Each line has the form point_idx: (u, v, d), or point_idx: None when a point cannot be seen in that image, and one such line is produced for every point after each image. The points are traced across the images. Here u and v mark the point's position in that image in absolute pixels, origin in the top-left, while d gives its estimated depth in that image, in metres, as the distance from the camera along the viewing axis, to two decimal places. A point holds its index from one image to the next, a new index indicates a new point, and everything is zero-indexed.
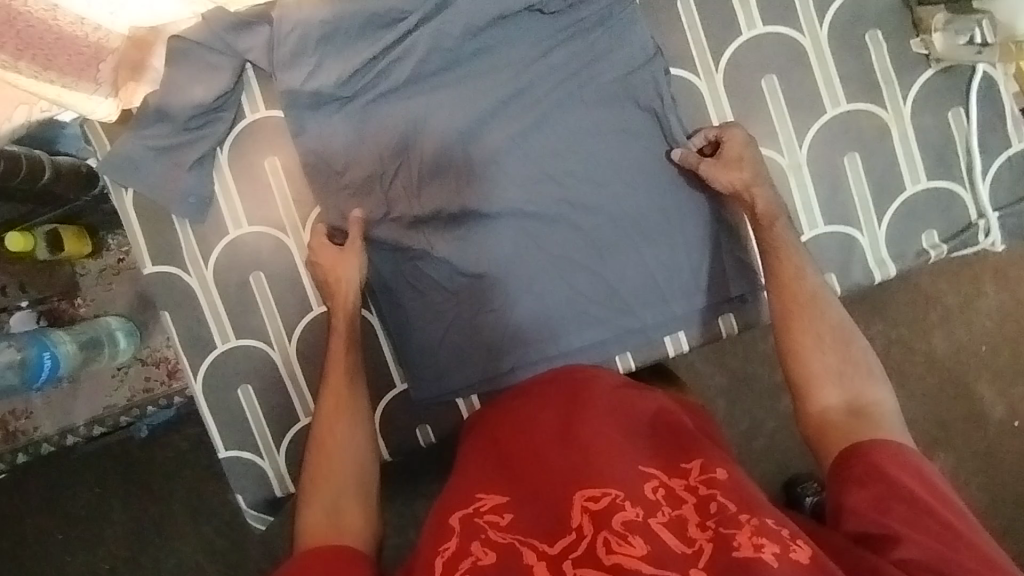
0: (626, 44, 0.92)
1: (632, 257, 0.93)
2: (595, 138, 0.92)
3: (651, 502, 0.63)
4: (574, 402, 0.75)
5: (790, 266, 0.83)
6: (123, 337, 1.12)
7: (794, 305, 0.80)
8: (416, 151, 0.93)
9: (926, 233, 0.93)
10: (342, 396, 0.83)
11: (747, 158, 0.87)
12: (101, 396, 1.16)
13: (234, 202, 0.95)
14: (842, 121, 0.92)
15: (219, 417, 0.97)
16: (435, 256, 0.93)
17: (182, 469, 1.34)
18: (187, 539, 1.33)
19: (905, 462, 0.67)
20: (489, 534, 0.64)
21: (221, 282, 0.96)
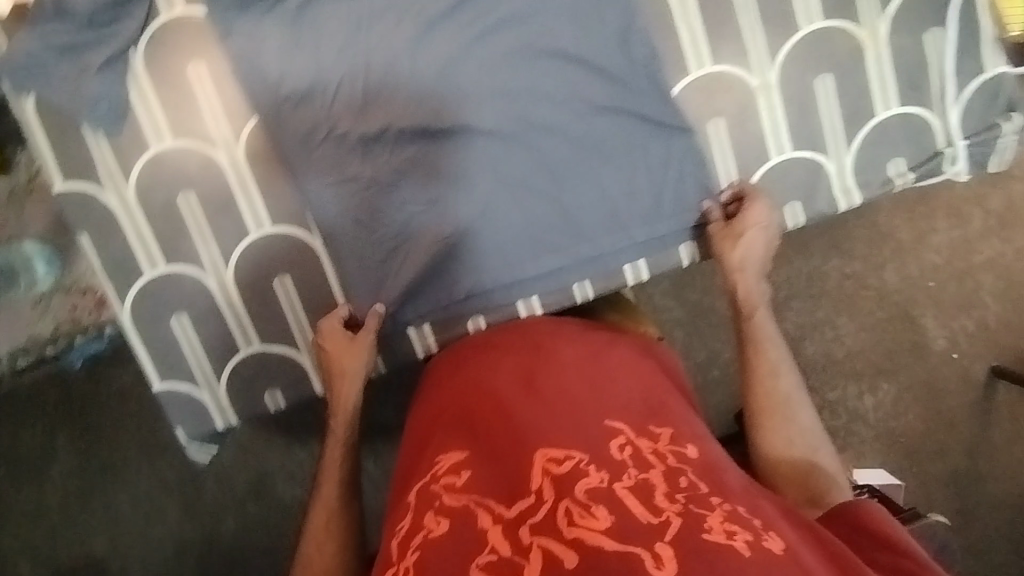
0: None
1: (590, 181, 0.88)
2: (552, 49, 0.85)
3: (618, 465, 0.59)
4: (539, 357, 0.75)
5: (767, 356, 0.76)
6: (42, 264, 1.05)
7: (768, 400, 0.74)
8: (358, 60, 0.84)
9: (894, 160, 0.91)
10: (333, 515, 0.77)
11: (755, 236, 0.82)
12: (21, 326, 1.06)
13: (154, 113, 0.85)
14: (817, 40, 0.87)
15: (152, 347, 0.91)
16: (377, 177, 0.86)
17: (124, 402, 1.28)
18: (132, 474, 1.28)
19: (891, 526, 0.61)
20: (444, 498, 0.60)
21: (145, 203, 0.87)
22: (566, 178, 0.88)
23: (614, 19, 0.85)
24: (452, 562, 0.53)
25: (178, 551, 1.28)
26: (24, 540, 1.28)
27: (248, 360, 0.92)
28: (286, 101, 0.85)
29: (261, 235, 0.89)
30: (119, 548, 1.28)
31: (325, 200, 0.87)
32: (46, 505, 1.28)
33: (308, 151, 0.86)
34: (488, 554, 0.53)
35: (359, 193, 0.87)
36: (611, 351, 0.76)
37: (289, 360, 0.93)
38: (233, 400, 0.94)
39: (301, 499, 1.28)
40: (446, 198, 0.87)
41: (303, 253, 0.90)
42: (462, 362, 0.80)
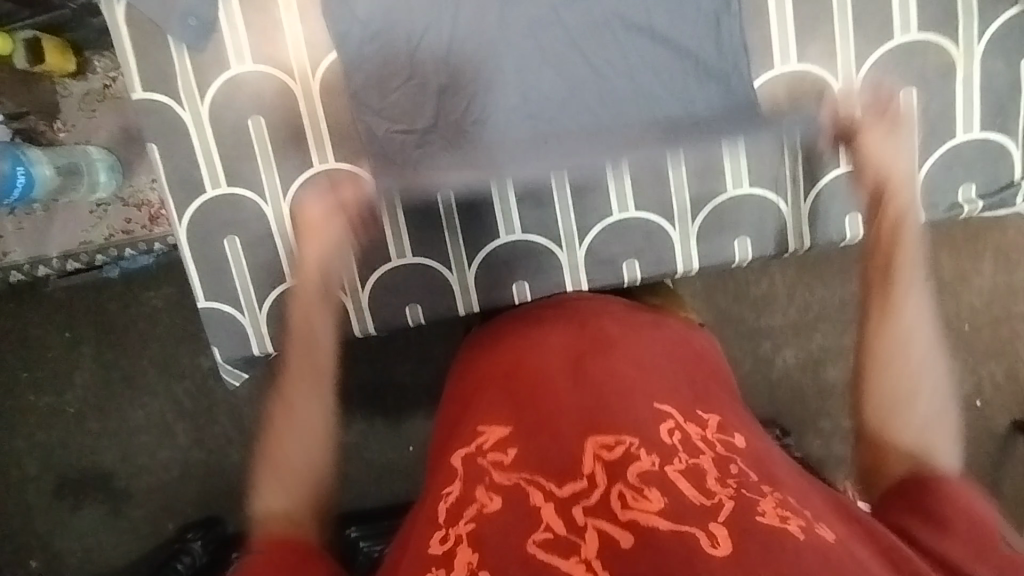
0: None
1: (652, 160, 0.88)
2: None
3: (669, 448, 0.61)
4: (584, 335, 0.76)
5: (907, 308, 0.69)
6: (104, 172, 1.06)
7: (892, 339, 0.68)
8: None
9: (965, 186, 0.89)
10: (309, 369, 0.74)
11: (890, 149, 0.77)
12: (77, 229, 1.10)
13: (239, 35, 0.86)
14: (907, 53, 0.85)
15: (201, 266, 0.93)
16: (441, 129, 0.87)
17: (155, 323, 1.30)
18: (152, 394, 1.31)
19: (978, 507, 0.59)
20: (493, 475, 0.62)
21: (216, 123, 0.88)
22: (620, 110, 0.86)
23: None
24: (507, 537, 0.54)
25: (183, 476, 1.32)
26: (46, 439, 1.32)
27: (294, 291, 0.94)
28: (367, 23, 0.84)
29: (324, 169, 0.90)
30: (127, 463, 1.32)
31: (386, 145, 0.87)
32: (66, 412, 1.31)
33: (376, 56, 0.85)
34: (544, 532, 0.54)
35: (421, 145, 0.88)
36: (660, 337, 0.77)
37: None
38: (273, 329, 0.95)
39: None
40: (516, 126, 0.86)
41: (363, 196, 0.91)
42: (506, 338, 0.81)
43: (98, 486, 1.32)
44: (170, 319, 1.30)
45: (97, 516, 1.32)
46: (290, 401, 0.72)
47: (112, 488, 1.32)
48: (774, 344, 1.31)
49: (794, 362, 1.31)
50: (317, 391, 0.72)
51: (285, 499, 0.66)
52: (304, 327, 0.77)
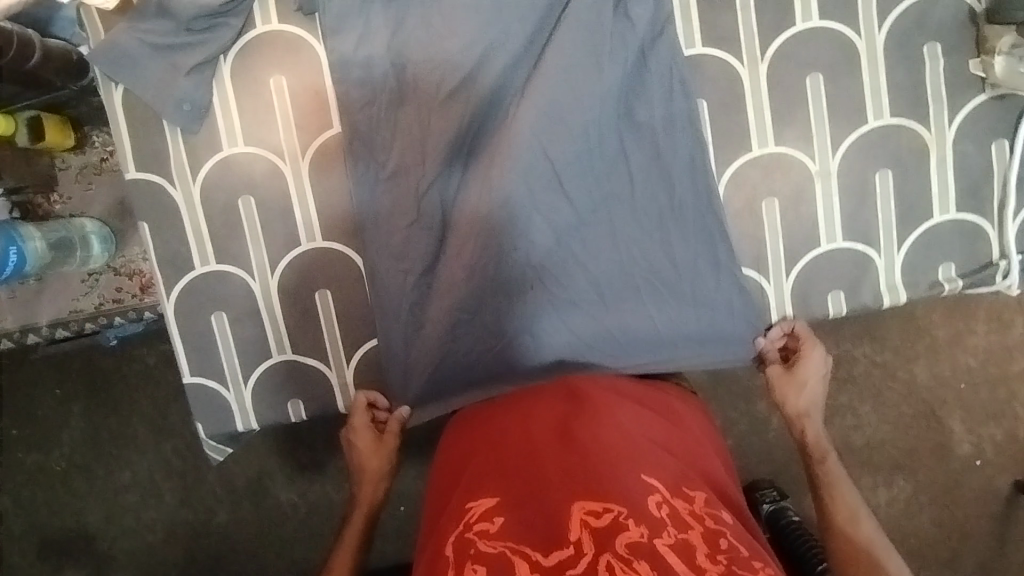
0: (633, 80, 0.84)
1: (643, 315, 0.86)
2: (644, 99, 0.84)
3: (657, 520, 0.60)
4: (577, 404, 0.74)
5: (842, 500, 0.76)
6: (97, 244, 1.07)
7: (846, 522, 0.73)
8: (433, 132, 0.85)
9: (944, 265, 0.90)
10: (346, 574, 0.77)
11: (813, 381, 0.85)
12: (68, 298, 1.11)
13: (232, 118, 0.89)
14: (881, 135, 0.87)
15: (189, 341, 0.93)
16: (445, 290, 0.85)
17: (143, 390, 1.30)
18: (138, 454, 1.30)
19: None
20: (479, 545, 0.60)
21: (207, 201, 0.90)
22: (613, 294, 0.86)
23: (655, 89, 0.84)
24: None
25: (167, 536, 1.30)
26: (29, 507, 1.30)
27: (278, 366, 0.94)
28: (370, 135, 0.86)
29: (313, 248, 0.91)
30: (110, 524, 1.30)
31: (388, 287, 0.88)
32: (50, 471, 1.30)
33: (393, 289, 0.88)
34: None
35: (409, 299, 0.87)
36: (653, 410, 0.77)
37: (317, 372, 0.94)
38: (258, 406, 0.95)
39: (296, 503, 1.28)
40: (517, 144, 0.82)
41: (348, 270, 0.92)
42: (493, 411, 0.79)
43: (79, 547, 1.30)
44: (159, 386, 1.29)
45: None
46: None
47: (94, 549, 1.30)
48: (770, 405, 1.29)
49: (790, 425, 1.30)
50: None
51: None
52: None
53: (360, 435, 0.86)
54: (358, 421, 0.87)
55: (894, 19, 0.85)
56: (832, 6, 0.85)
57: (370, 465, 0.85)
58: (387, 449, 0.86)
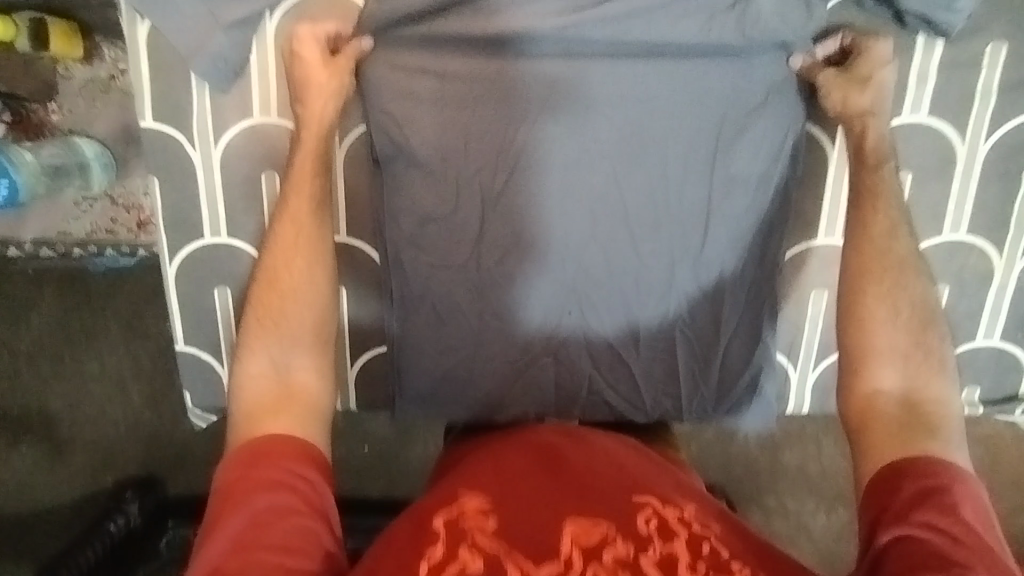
0: (726, 135, 0.75)
1: (662, 373, 0.82)
2: (727, 153, 0.76)
3: (643, 538, 0.61)
4: (573, 435, 0.73)
5: (895, 300, 0.69)
6: (96, 170, 0.99)
7: (901, 399, 0.66)
8: (493, 155, 0.75)
9: (971, 389, 0.88)
10: (301, 230, 0.72)
11: (878, 75, 0.73)
12: (56, 219, 1.02)
13: (270, 85, 0.79)
14: (950, 251, 0.83)
15: (186, 309, 0.88)
16: (466, 310, 0.80)
17: (123, 313, 1.24)
18: (109, 350, 1.24)
19: (963, 494, 0.60)
20: (476, 539, 0.61)
21: (228, 169, 0.82)
22: (647, 347, 0.82)
23: (746, 155, 0.76)
24: None
25: (129, 432, 1.24)
26: None
27: None
28: (419, 132, 0.76)
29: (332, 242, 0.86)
30: (71, 411, 1.25)
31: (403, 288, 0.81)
32: (13, 350, 1.25)
33: (424, 309, 0.82)
34: None
35: (424, 309, 0.82)
36: (645, 449, 0.76)
37: None
38: None
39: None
40: (575, 173, 0.75)
41: (370, 271, 0.88)
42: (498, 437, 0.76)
43: (40, 429, 1.25)
44: (140, 309, 1.24)
45: (34, 457, 1.25)
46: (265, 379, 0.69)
47: (55, 431, 1.25)
48: None
49: None
50: (316, 268, 0.72)
51: (267, 373, 0.69)
52: (275, 301, 0.70)
53: (307, 130, 0.75)
54: (303, 171, 0.73)
55: (1003, 133, 0.79)
56: (945, 103, 0.78)
57: (315, 108, 0.74)
58: (324, 127, 0.74)
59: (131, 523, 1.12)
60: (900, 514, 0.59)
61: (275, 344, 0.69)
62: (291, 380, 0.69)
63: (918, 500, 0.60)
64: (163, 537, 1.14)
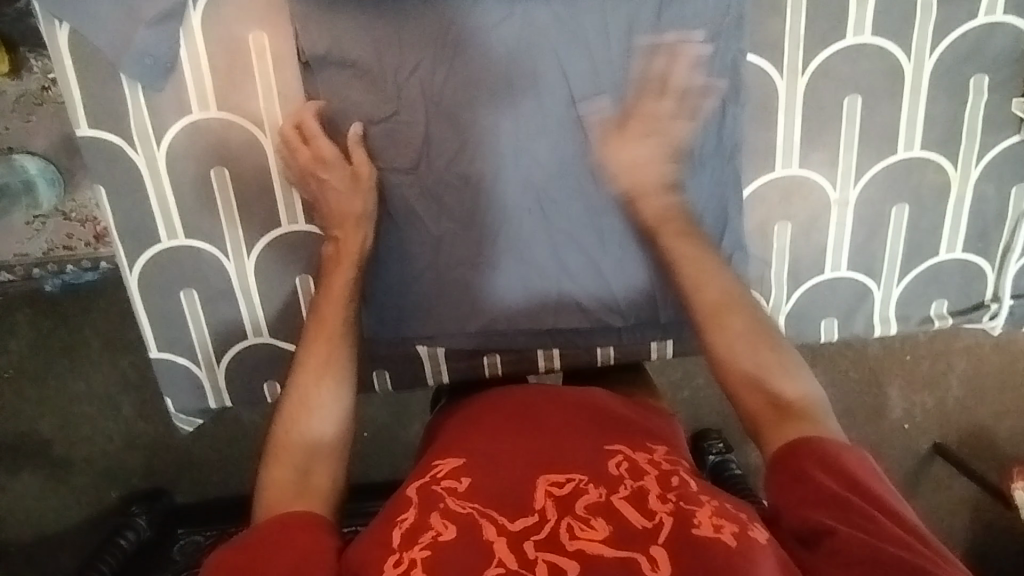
0: (660, 39, 0.78)
1: (632, 267, 0.85)
2: (669, 49, 0.79)
3: (612, 477, 0.60)
4: (545, 393, 0.72)
5: (737, 324, 0.68)
6: (44, 187, 0.97)
7: (765, 408, 0.64)
8: (435, 84, 0.78)
9: (938, 302, 0.90)
10: (329, 319, 0.72)
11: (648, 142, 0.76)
12: (10, 242, 1.00)
13: (204, 78, 0.77)
14: (907, 169, 0.84)
15: (154, 315, 0.87)
16: (430, 227, 0.83)
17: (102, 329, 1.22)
18: (93, 365, 1.23)
19: (860, 466, 0.58)
20: (447, 501, 0.59)
21: (174, 169, 0.80)
22: (607, 251, 0.84)
23: None
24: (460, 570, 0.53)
25: (127, 447, 1.24)
26: None
27: (256, 347, 0.90)
28: (374, 58, 0.77)
29: (292, 231, 0.84)
30: (65, 429, 1.24)
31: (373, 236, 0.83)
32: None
33: (398, 247, 0.84)
34: (496, 567, 0.53)
35: (400, 242, 0.83)
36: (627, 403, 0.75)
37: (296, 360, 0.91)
38: (231, 385, 0.91)
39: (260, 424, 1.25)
40: (515, 82, 0.78)
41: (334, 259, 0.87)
42: (477, 402, 0.74)
43: (37, 452, 1.24)
44: (119, 323, 1.22)
45: (36, 479, 1.25)
46: (288, 472, 0.63)
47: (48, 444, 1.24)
48: None
49: None
50: (330, 355, 0.70)
51: (291, 472, 0.63)
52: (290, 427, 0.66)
53: (342, 264, 0.75)
54: (325, 300, 0.73)
55: (948, 45, 0.79)
56: (887, 21, 0.78)
57: (348, 237, 0.75)
58: (355, 255, 0.75)
59: (141, 537, 1.15)
60: (811, 478, 0.58)
61: (300, 445, 0.65)
62: (309, 476, 0.64)
63: (820, 469, 0.58)
64: (174, 543, 1.14)
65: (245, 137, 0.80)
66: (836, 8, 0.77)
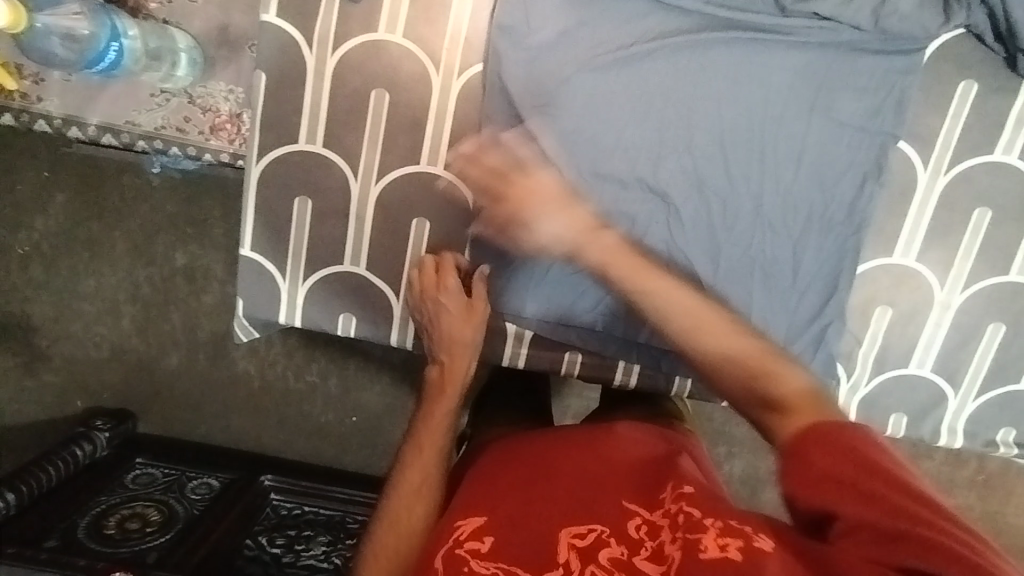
0: (824, 99, 0.81)
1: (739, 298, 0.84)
2: (833, 109, 0.81)
3: (634, 532, 0.59)
4: (573, 441, 0.70)
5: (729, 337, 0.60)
6: (185, 66, 0.98)
7: (764, 409, 0.57)
8: (601, 74, 0.80)
9: (1006, 429, 0.91)
10: (431, 457, 0.71)
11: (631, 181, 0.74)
12: (127, 107, 1.00)
13: (401, 5, 0.80)
14: (1014, 292, 0.87)
15: (261, 212, 0.86)
16: None
17: (131, 234, 1.15)
18: (111, 269, 1.16)
19: (871, 448, 0.52)
20: (471, 565, 0.58)
21: (339, 78, 0.82)
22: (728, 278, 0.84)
23: (846, 115, 0.81)
24: None
25: (114, 361, 1.21)
26: None
27: (346, 275, 0.88)
28: (565, 35, 0.80)
29: (425, 171, 0.85)
30: (86, 312, 1.18)
31: None
32: (17, 248, 1.16)
33: None
34: None
35: None
36: (645, 434, 0.74)
37: (381, 296, 0.89)
38: (306, 305, 0.89)
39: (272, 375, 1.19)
40: (676, 98, 0.81)
41: (455, 207, 0.87)
42: (502, 449, 0.73)
43: (22, 334, 1.20)
44: (149, 235, 1.15)
45: (8, 359, 1.21)
46: None
47: (67, 321, 1.19)
48: None
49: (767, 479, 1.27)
50: (425, 492, 0.69)
51: None
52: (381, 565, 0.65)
53: (448, 388, 0.75)
54: (427, 436, 0.72)
55: None
56: None
57: (457, 363, 0.76)
58: (460, 385, 0.76)
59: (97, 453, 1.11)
60: (831, 470, 0.51)
61: None
62: None
63: (823, 449, 0.52)
64: (129, 473, 1.12)
65: (418, 72, 0.82)
66: (993, 124, 0.82)
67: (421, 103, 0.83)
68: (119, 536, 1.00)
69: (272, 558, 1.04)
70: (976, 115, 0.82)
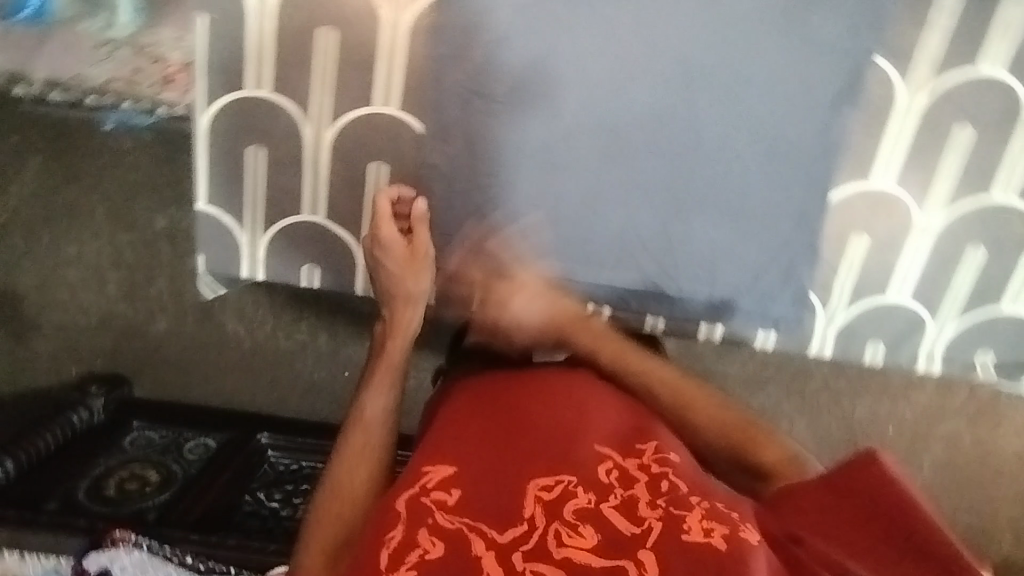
0: (799, 16, 0.76)
1: (701, 229, 0.83)
2: (809, 26, 0.76)
3: (603, 486, 0.58)
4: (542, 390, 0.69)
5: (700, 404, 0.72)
6: (128, 12, 0.96)
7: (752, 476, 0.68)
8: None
9: (985, 352, 0.90)
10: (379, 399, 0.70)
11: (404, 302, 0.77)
12: (76, 61, 0.95)
13: None
14: (995, 212, 0.84)
15: (214, 164, 0.84)
16: (514, 143, 0.80)
17: (94, 196, 1.12)
18: (77, 233, 1.14)
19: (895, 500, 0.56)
20: (437, 516, 0.56)
21: (282, 16, 0.78)
22: (693, 215, 0.82)
23: (820, 31, 0.77)
24: None
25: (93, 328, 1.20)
26: None
27: (306, 225, 0.86)
28: None
29: (379, 112, 0.82)
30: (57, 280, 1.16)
31: (450, 136, 0.80)
32: None
33: (485, 159, 0.80)
34: None
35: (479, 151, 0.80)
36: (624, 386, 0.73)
37: (343, 245, 0.87)
38: (267, 258, 0.87)
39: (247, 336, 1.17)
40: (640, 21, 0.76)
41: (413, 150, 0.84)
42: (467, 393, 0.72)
43: None
44: (114, 198, 1.12)
45: None
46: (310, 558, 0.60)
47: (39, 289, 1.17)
48: None
49: None
50: (372, 430, 0.68)
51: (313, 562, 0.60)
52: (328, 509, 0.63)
53: (394, 339, 0.74)
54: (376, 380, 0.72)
55: None
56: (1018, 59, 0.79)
57: (403, 315, 0.76)
58: (407, 334, 0.75)
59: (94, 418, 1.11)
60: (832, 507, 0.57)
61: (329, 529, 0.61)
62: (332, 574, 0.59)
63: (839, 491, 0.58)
64: (126, 436, 1.12)
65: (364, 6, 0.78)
66: (974, 33, 0.78)
67: (370, 39, 0.79)
68: (118, 497, 1.01)
69: (270, 511, 1.02)
70: (955, 24, 0.78)
